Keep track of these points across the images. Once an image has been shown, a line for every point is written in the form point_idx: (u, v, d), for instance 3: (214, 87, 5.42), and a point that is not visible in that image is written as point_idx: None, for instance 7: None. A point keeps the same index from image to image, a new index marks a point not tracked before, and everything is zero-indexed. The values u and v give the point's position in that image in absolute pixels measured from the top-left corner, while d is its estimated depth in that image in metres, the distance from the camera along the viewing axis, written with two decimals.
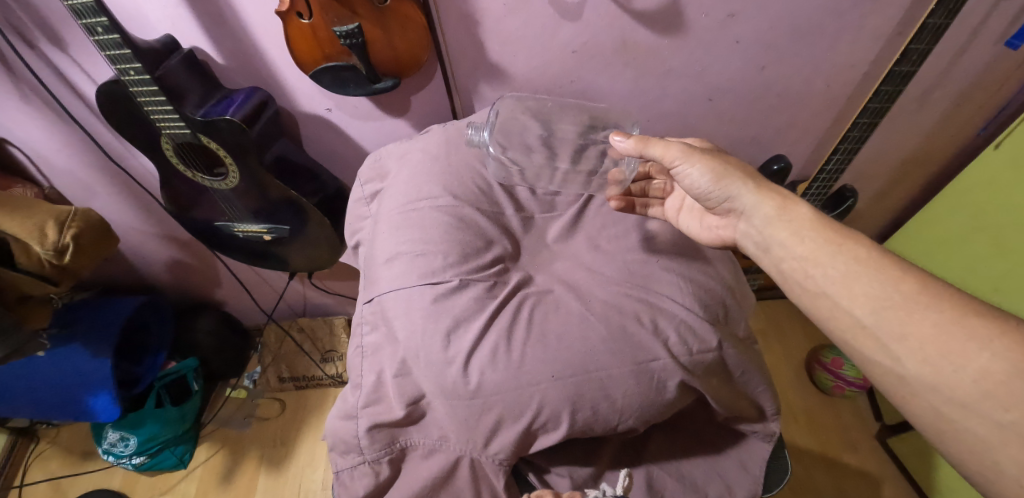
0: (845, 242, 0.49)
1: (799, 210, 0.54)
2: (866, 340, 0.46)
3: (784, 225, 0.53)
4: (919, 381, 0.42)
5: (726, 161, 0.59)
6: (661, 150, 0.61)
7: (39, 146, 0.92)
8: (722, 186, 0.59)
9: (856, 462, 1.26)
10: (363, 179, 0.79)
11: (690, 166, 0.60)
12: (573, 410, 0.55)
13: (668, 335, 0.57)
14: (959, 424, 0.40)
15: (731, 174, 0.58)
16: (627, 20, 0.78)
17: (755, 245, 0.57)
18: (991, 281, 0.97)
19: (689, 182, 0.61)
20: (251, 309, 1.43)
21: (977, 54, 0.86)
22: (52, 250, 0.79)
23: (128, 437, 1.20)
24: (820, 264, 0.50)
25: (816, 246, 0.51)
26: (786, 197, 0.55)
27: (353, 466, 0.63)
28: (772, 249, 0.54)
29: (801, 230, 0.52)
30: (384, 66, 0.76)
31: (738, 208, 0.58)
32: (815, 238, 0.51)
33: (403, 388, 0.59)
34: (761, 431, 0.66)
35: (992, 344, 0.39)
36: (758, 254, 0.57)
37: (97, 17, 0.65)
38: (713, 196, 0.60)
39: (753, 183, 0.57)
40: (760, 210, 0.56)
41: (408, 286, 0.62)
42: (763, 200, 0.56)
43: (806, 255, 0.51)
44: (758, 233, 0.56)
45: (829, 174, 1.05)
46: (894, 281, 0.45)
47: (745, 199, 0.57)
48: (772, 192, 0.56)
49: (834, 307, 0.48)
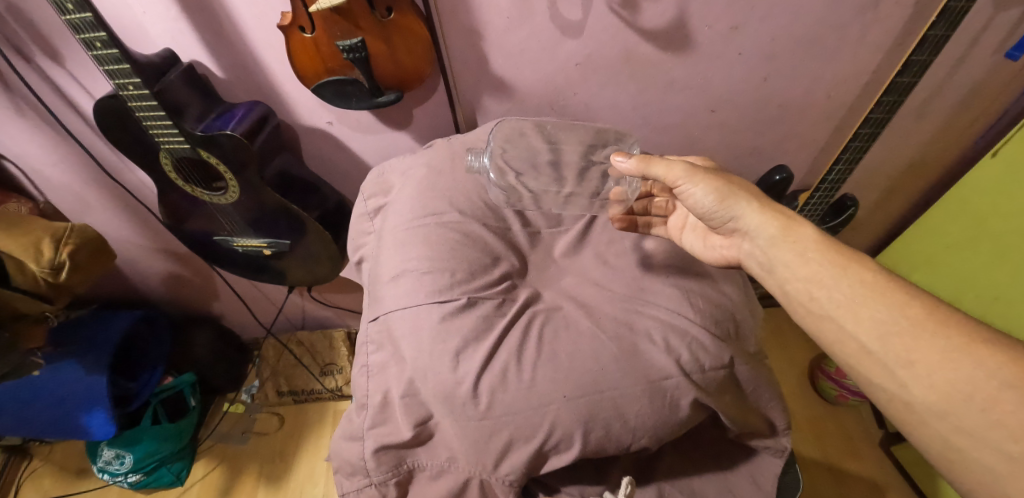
0: (850, 266, 0.49)
1: (803, 232, 0.53)
2: (873, 365, 0.45)
3: (789, 247, 0.53)
4: (928, 408, 0.42)
5: (730, 181, 0.58)
6: (663, 170, 0.60)
7: (35, 161, 0.91)
8: (726, 206, 0.58)
9: (860, 470, 1.25)
10: (366, 194, 0.78)
11: (693, 186, 0.59)
12: (586, 431, 0.54)
13: (679, 352, 0.56)
14: (968, 454, 0.40)
15: (736, 195, 0.57)
16: (630, 32, 0.78)
17: (760, 266, 0.56)
18: (991, 291, 0.97)
19: (693, 201, 0.60)
20: (249, 322, 1.41)
21: (976, 63, 0.86)
22: (48, 268, 0.77)
23: (123, 455, 1.17)
24: (825, 287, 0.49)
25: (821, 269, 0.50)
26: (790, 218, 0.54)
27: (359, 489, 0.61)
28: (776, 270, 0.54)
29: (806, 253, 0.52)
30: (386, 80, 0.75)
31: (743, 229, 0.57)
32: (820, 260, 0.50)
33: (411, 409, 0.58)
34: (773, 447, 0.65)
35: (1000, 372, 0.39)
36: (763, 274, 0.56)
37: (96, 32, 0.64)
38: (717, 216, 0.59)
39: (758, 203, 0.56)
40: (765, 231, 0.55)
41: (416, 305, 0.60)
42: (767, 221, 0.55)
43: (810, 277, 0.50)
44: (762, 254, 0.56)
45: (831, 185, 1.04)
46: (900, 306, 0.45)
47: (749, 220, 0.56)
48: (776, 214, 0.55)
49: (839, 331, 0.48)
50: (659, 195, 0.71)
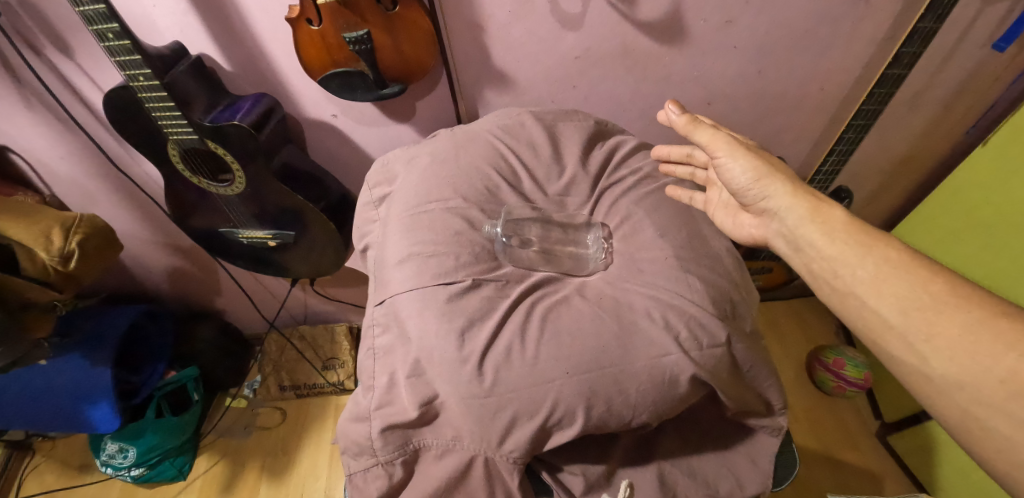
0: (876, 245, 0.50)
1: (833, 214, 0.53)
2: (894, 341, 0.47)
3: (817, 227, 0.53)
4: (946, 381, 0.43)
5: (770, 161, 0.58)
6: (707, 138, 0.61)
7: (42, 153, 0.92)
8: (761, 184, 0.58)
9: (857, 460, 1.27)
10: (372, 183, 0.79)
11: (733, 161, 0.59)
12: (589, 406, 0.55)
13: (678, 330, 0.57)
14: (988, 424, 0.41)
15: (773, 175, 0.57)
16: (628, 25, 0.81)
17: (787, 244, 0.57)
18: (984, 280, 0.98)
19: (729, 177, 0.60)
20: (251, 317, 1.43)
21: (965, 57, 0.89)
22: (58, 256, 0.79)
23: (128, 448, 1.19)
24: (848, 265, 0.50)
25: (847, 248, 0.51)
26: (822, 200, 0.55)
27: (366, 468, 0.63)
28: (803, 249, 0.54)
29: (833, 232, 0.52)
30: (391, 72, 0.77)
31: (772, 209, 0.58)
32: (847, 240, 0.51)
33: (416, 389, 0.59)
34: (770, 426, 0.67)
35: (1020, 345, 0.40)
36: (789, 254, 0.57)
37: (109, 23, 0.65)
38: (750, 193, 0.59)
39: (791, 185, 0.56)
40: (793, 212, 0.55)
41: (421, 287, 0.62)
42: (798, 202, 0.55)
43: (835, 256, 0.51)
44: (790, 233, 0.56)
45: (826, 175, 1.07)
46: (923, 283, 0.46)
47: (780, 201, 0.56)
48: (807, 195, 0.55)
49: (861, 307, 0.49)
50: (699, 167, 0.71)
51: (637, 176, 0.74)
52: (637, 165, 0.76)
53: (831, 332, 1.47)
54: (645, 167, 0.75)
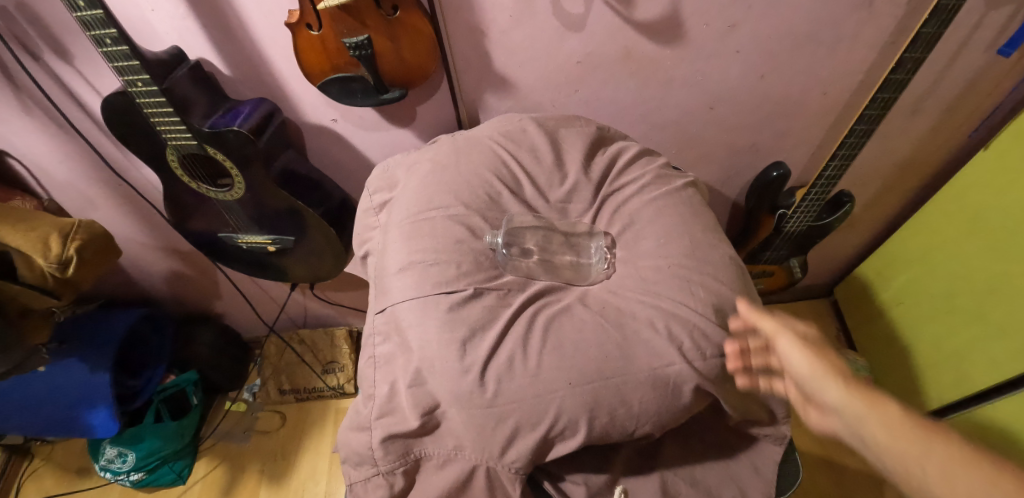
0: (935, 436, 0.45)
1: (889, 409, 0.48)
2: None
3: (875, 419, 0.48)
4: None
5: (829, 355, 0.54)
6: (770, 328, 0.57)
7: (40, 159, 0.91)
8: (820, 376, 0.53)
9: (859, 464, 1.27)
10: (372, 189, 0.79)
11: (787, 345, 0.56)
12: (591, 417, 0.55)
13: (681, 340, 0.57)
14: None
15: (830, 367, 0.53)
16: (629, 30, 0.80)
17: (853, 438, 0.50)
18: (985, 284, 1.00)
19: (787, 362, 0.55)
20: (250, 320, 1.42)
21: (968, 61, 0.88)
22: (56, 263, 0.78)
23: (126, 453, 1.18)
24: (916, 461, 0.45)
25: (909, 442, 0.45)
26: (877, 395, 0.49)
27: (366, 478, 0.62)
28: (868, 441, 0.48)
29: (893, 425, 0.47)
30: (391, 77, 0.76)
31: (831, 404, 0.51)
32: (908, 432, 0.46)
33: (417, 398, 0.59)
34: (773, 434, 0.66)
35: None
36: (856, 445, 0.50)
37: (107, 29, 0.64)
38: (810, 384, 0.53)
39: (848, 381, 0.51)
40: (850, 408, 0.50)
41: (422, 296, 0.61)
42: (853, 397, 0.50)
43: (901, 452, 0.46)
44: (853, 429, 0.49)
45: (827, 179, 1.03)
46: (993, 479, 0.41)
47: (837, 396, 0.51)
48: (864, 392, 0.50)
49: None
50: (756, 352, 0.58)
51: (640, 182, 0.73)
52: (639, 171, 0.75)
53: (834, 335, 1.47)
54: (648, 173, 0.74)
